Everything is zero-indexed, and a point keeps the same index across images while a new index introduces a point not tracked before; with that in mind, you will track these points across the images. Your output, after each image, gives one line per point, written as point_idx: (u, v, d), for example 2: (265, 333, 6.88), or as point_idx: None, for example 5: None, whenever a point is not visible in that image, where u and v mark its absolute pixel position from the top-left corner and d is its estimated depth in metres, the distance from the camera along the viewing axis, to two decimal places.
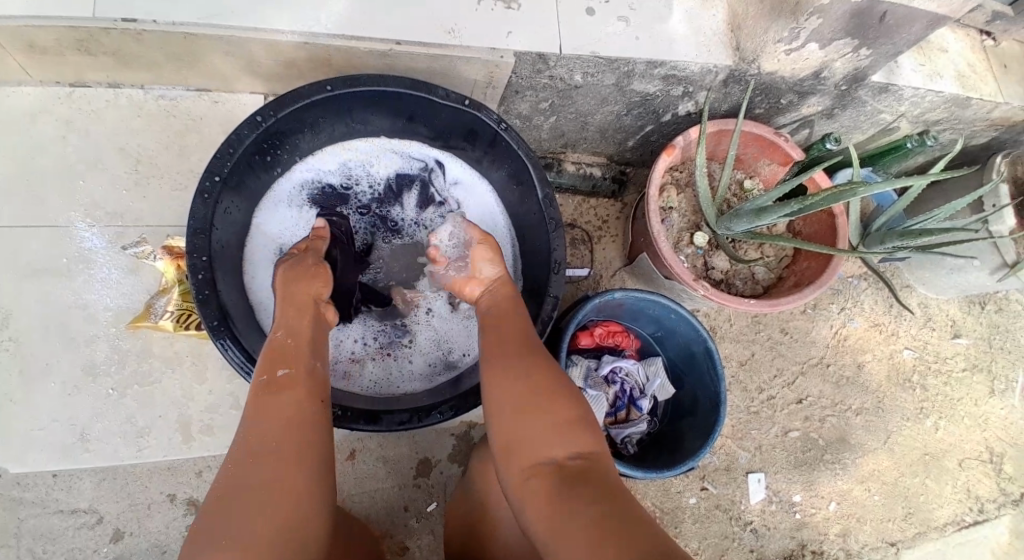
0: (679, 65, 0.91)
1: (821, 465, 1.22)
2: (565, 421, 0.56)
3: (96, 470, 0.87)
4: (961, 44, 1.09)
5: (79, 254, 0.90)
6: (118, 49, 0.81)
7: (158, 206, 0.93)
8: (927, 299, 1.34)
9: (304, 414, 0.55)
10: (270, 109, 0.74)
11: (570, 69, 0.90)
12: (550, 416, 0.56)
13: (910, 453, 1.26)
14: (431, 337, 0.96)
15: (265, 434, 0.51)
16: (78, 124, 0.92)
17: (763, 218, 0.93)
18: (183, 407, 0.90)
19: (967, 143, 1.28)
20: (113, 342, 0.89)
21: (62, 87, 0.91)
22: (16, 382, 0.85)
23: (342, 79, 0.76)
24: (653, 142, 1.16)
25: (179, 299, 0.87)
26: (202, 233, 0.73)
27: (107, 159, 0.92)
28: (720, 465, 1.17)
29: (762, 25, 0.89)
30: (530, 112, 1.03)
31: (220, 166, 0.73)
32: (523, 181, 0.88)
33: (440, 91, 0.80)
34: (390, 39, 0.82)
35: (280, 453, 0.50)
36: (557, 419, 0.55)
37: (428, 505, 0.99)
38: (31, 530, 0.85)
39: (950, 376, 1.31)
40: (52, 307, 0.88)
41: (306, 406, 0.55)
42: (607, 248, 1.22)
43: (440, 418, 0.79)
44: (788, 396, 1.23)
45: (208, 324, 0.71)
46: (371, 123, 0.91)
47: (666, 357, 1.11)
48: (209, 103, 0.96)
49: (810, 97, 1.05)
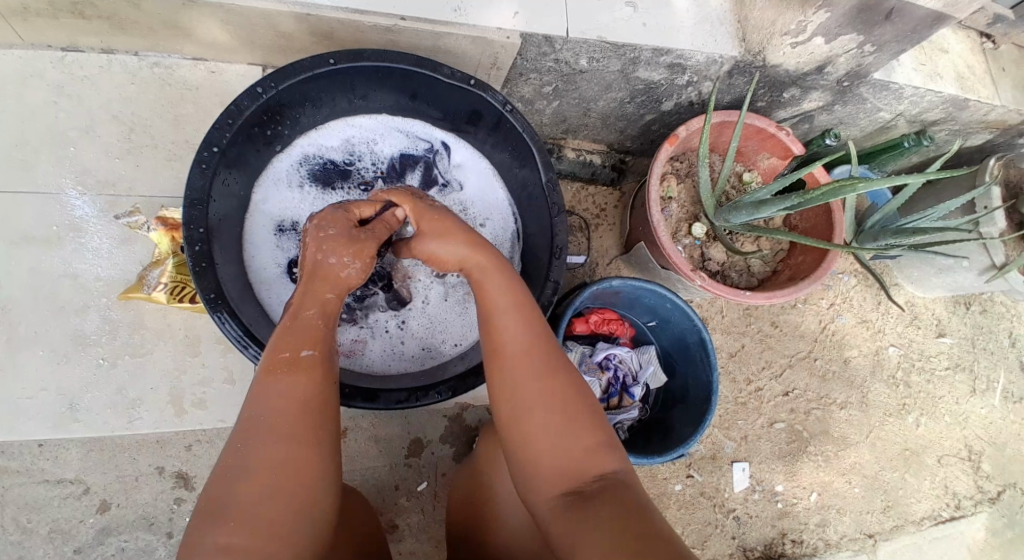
0: (685, 54, 0.91)
1: (804, 456, 1.24)
2: (587, 424, 0.56)
3: (83, 440, 0.86)
4: (963, 46, 1.09)
5: (69, 222, 0.88)
6: (113, 13, 0.79)
7: (151, 176, 0.92)
8: (915, 298, 1.36)
9: (316, 395, 0.53)
10: (271, 81, 0.73)
11: (575, 53, 0.89)
12: (574, 422, 0.55)
13: (890, 448, 1.29)
14: (428, 320, 0.95)
15: (275, 418, 0.50)
16: (70, 89, 0.89)
17: (762, 211, 0.93)
18: (174, 380, 0.89)
19: (962, 145, 1.29)
20: (104, 313, 0.88)
21: (52, 50, 0.89)
22: (2, 350, 0.84)
23: (346, 53, 0.75)
24: (654, 131, 1.16)
25: (173, 271, 0.86)
26: (199, 205, 0.72)
27: (100, 126, 0.90)
28: (706, 454, 1.19)
29: (769, 16, 0.88)
30: (532, 96, 1.03)
31: (219, 137, 0.72)
32: (526, 165, 0.88)
33: (445, 70, 0.79)
34: (395, 14, 0.80)
35: (294, 439, 0.49)
36: (579, 426, 0.55)
37: (418, 485, 1.00)
38: (14, 500, 0.85)
39: (933, 374, 1.34)
40: (41, 276, 0.86)
41: (319, 389, 0.54)
42: (604, 236, 1.22)
43: (437, 399, 0.79)
44: (775, 388, 1.25)
45: (204, 297, 0.70)
46: (374, 100, 0.90)
47: (659, 346, 1.12)
48: (206, 73, 0.94)
49: (812, 92, 1.05)
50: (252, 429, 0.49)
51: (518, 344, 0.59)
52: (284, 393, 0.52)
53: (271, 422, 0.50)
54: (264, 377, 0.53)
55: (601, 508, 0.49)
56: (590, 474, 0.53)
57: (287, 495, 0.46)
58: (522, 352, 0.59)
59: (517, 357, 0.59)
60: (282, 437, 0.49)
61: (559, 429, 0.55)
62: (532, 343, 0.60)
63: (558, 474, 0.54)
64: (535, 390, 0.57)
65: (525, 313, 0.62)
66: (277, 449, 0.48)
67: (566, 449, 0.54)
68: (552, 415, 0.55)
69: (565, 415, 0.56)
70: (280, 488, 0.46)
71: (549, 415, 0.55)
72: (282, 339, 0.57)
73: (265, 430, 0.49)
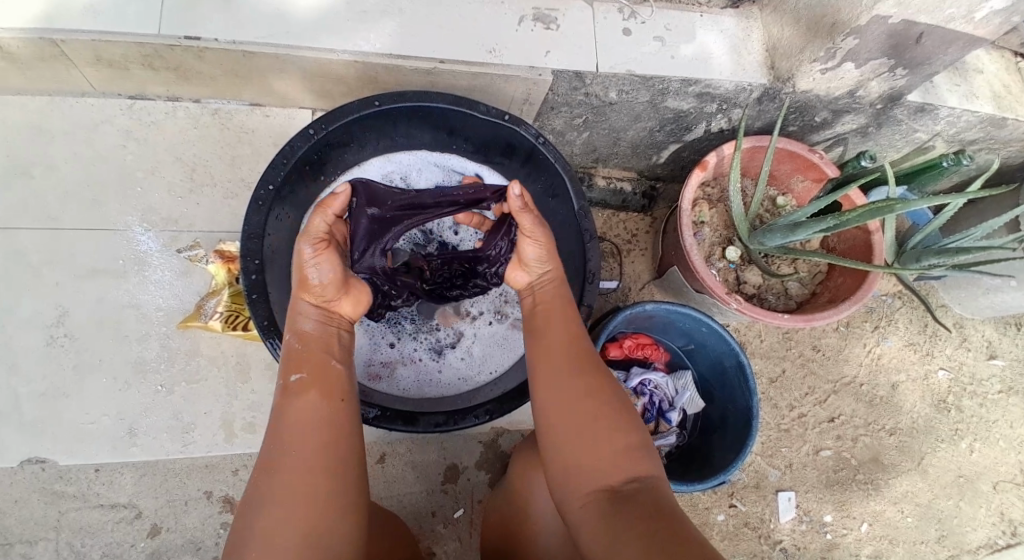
0: (714, 83, 0.93)
1: (853, 485, 1.19)
2: (614, 431, 0.55)
3: (139, 465, 0.90)
4: (998, 65, 1.08)
5: (134, 256, 0.94)
6: (178, 64, 0.86)
7: (209, 212, 0.98)
8: (963, 320, 1.32)
9: (332, 410, 0.56)
10: (321, 123, 0.78)
11: (605, 86, 0.92)
12: (608, 421, 0.56)
13: (943, 476, 1.22)
14: (465, 351, 0.96)
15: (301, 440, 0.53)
16: (137, 134, 0.97)
17: (796, 233, 0.93)
18: (228, 405, 0.93)
19: (1004, 162, 1.26)
20: (163, 342, 0.93)
21: (123, 99, 0.97)
22: (69, 377, 0.90)
23: (389, 95, 0.80)
24: (684, 157, 1.18)
25: (229, 301, 0.90)
26: (256, 237, 0.77)
27: (164, 168, 0.97)
28: (749, 483, 1.16)
29: (797, 45, 0.90)
30: (564, 128, 1.06)
31: (274, 175, 0.77)
32: (559, 195, 0.90)
33: (481, 107, 0.84)
34: (434, 58, 0.85)
35: (316, 465, 0.51)
36: (613, 428, 0.56)
37: (456, 511, 1.00)
38: (70, 524, 0.87)
39: (986, 399, 1.28)
40: (109, 306, 0.92)
41: (323, 411, 0.56)
42: (636, 261, 1.22)
43: (475, 422, 0.80)
44: (819, 414, 1.22)
45: (260, 326, 0.75)
46: (413, 137, 0.94)
47: (696, 371, 1.11)
48: (260, 116, 1.01)
49: (844, 115, 1.06)
50: (275, 454, 0.52)
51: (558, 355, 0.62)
52: (305, 413, 0.55)
53: (294, 446, 0.52)
54: (278, 397, 0.57)
55: (633, 518, 0.48)
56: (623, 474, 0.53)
57: (308, 515, 0.48)
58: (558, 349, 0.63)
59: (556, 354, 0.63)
60: (311, 456, 0.52)
61: (592, 433, 0.55)
62: (569, 345, 0.63)
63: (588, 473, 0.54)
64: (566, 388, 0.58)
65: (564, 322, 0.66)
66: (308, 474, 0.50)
67: (599, 447, 0.54)
68: (582, 420, 0.56)
69: (592, 419, 0.56)
70: (300, 511, 0.48)
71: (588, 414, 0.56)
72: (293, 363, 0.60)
73: (288, 452, 0.52)
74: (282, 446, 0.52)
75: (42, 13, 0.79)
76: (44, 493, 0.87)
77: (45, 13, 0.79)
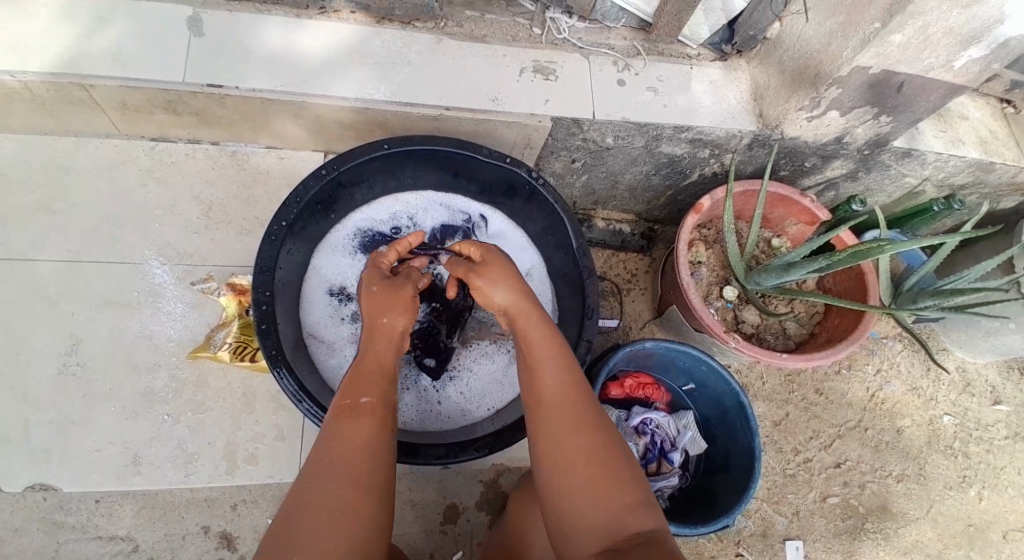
0: (705, 129, 0.98)
1: (862, 534, 1.15)
2: (618, 485, 0.56)
3: (137, 498, 0.89)
4: (981, 113, 1.13)
5: (149, 288, 0.97)
6: (201, 110, 0.93)
7: (224, 247, 1.02)
8: (965, 363, 1.32)
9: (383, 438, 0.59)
10: (334, 164, 0.83)
11: (602, 132, 0.97)
12: (597, 481, 0.56)
13: (954, 525, 1.19)
14: (466, 386, 0.97)
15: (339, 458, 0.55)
16: (159, 173, 1.03)
17: (792, 272, 0.95)
18: (231, 436, 0.93)
19: (995, 207, 1.30)
20: (171, 372, 0.94)
21: (146, 141, 1.03)
22: (78, 405, 0.91)
23: (397, 139, 0.85)
24: (680, 200, 1.22)
25: (238, 332, 0.93)
26: (267, 271, 0.79)
27: (183, 206, 1.02)
28: (756, 531, 1.12)
29: (783, 94, 0.95)
30: (564, 171, 1.11)
31: (288, 212, 0.81)
32: (559, 234, 0.94)
33: (484, 151, 0.89)
34: (440, 105, 0.91)
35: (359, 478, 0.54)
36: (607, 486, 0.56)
37: (454, 554, 0.98)
38: (67, 555, 0.86)
39: (993, 445, 1.26)
40: (121, 337, 0.94)
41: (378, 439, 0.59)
42: (636, 300, 1.24)
43: (475, 456, 0.80)
44: (825, 459, 1.20)
45: (267, 353, 0.75)
46: (421, 178, 0.99)
47: (697, 411, 1.10)
48: (274, 158, 1.07)
49: (833, 161, 1.10)
50: (330, 461, 0.55)
51: (562, 406, 0.62)
52: (358, 434, 0.58)
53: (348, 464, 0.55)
54: (336, 421, 0.59)
55: None
56: (625, 530, 0.53)
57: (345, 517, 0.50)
58: (557, 413, 0.61)
59: (545, 406, 0.62)
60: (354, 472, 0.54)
61: (595, 487, 0.56)
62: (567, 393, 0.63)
63: (594, 529, 0.54)
64: (562, 442, 0.59)
65: (563, 359, 0.66)
66: (346, 487, 0.52)
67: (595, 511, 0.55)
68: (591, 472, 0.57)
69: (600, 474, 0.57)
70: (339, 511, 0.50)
71: (583, 473, 0.57)
72: (354, 387, 0.64)
73: (348, 465, 0.54)
74: (338, 453, 0.56)
75: (60, 61, 0.84)
76: (43, 523, 0.87)
77: (67, 62, 0.84)
